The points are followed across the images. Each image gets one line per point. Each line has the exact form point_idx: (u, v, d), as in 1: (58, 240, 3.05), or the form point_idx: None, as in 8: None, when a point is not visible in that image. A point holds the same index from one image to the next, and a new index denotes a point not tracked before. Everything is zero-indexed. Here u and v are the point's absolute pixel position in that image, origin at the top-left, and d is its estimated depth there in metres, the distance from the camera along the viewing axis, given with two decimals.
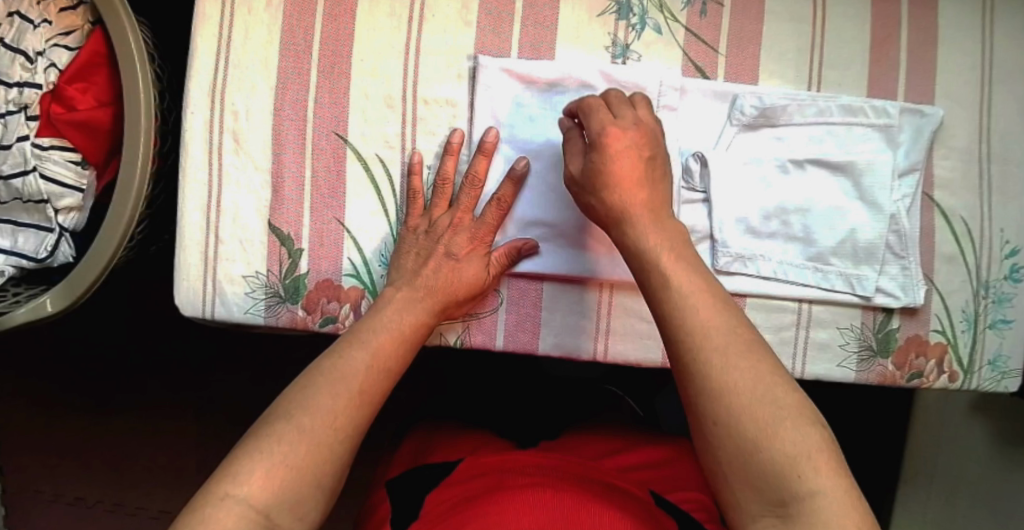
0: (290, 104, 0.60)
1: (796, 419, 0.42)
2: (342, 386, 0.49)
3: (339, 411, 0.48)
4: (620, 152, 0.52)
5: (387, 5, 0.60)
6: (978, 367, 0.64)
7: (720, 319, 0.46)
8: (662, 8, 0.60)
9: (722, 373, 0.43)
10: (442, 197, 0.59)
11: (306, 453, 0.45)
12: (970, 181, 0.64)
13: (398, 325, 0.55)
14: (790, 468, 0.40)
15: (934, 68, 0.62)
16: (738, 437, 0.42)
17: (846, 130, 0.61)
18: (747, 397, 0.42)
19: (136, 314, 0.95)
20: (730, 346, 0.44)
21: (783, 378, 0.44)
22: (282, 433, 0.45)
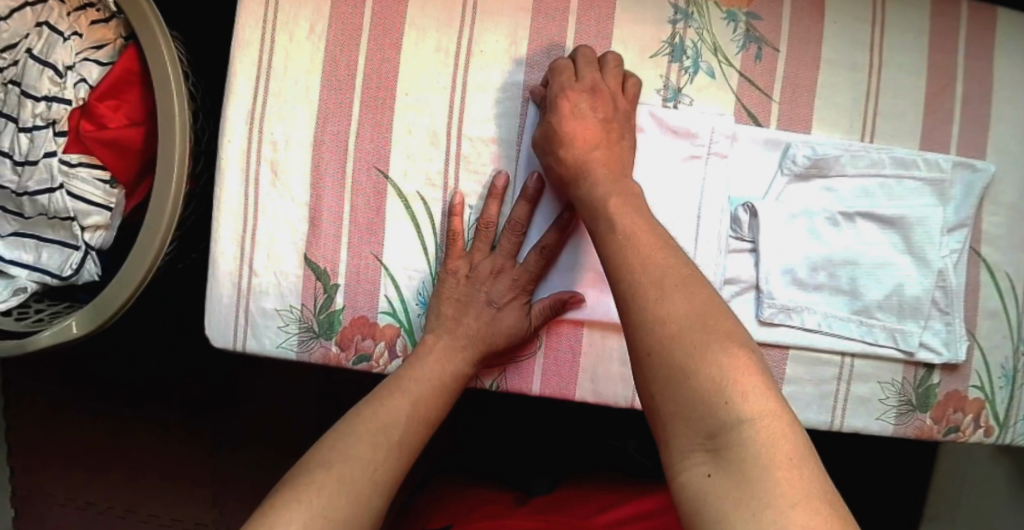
0: (331, 136, 0.59)
1: (725, 342, 0.39)
2: (382, 437, 0.50)
3: (379, 463, 0.48)
4: (575, 110, 0.54)
5: (436, 38, 0.59)
6: (1014, 422, 0.64)
7: (659, 257, 0.44)
8: (717, 52, 0.59)
9: (655, 305, 0.41)
10: (484, 240, 0.59)
11: (346, 502, 0.45)
12: (1017, 237, 0.63)
13: (439, 375, 0.56)
14: (716, 394, 0.37)
15: (987, 123, 0.62)
16: (666, 364, 0.39)
17: (898, 182, 0.59)
18: (677, 325, 0.40)
19: (146, 322, 0.91)
20: (667, 278, 0.42)
21: (716, 305, 0.41)
22: (323, 479, 0.45)
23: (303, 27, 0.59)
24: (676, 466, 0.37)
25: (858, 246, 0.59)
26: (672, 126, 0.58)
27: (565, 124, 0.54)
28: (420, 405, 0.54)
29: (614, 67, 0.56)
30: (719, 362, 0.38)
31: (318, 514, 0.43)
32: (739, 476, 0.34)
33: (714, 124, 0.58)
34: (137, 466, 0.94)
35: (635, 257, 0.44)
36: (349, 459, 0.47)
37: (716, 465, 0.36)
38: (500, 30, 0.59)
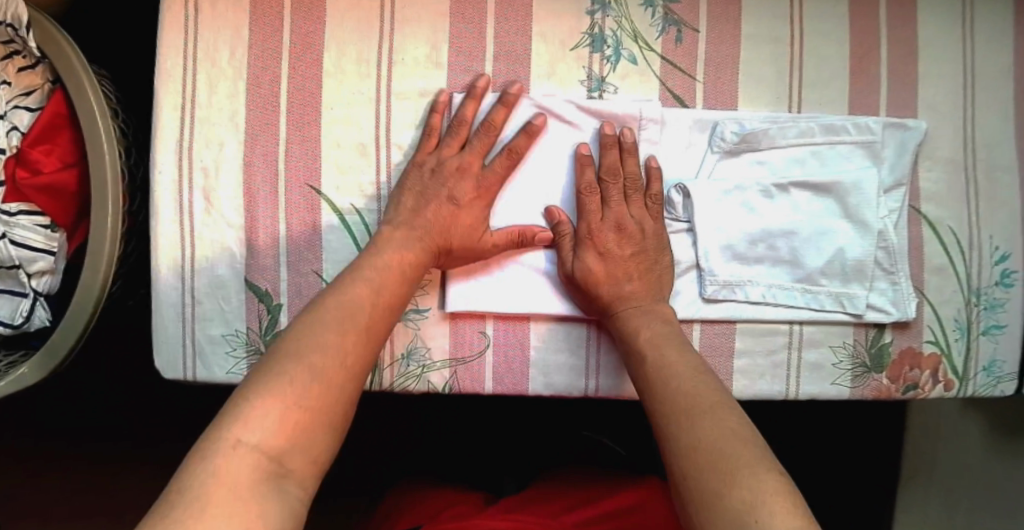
0: (260, 159, 0.59)
1: (757, 469, 0.42)
2: (350, 322, 0.49)
3: (342, 347, 0.48)
4: (605, 251, 0.57)
5: (355, 53, 0.59)
6: (973, 373, 0.64)
7: (698, 387, 0.49)
8: (637, 38, 0.59)
9: (696, 429, 0.46)
10: (456, 137, 0.58)
11: (314, 390, 0.45)
12: (957, 191, 0.63)
13: (400, 262, 0.55)
14: (747, 512, 0.40)
15: (914, 81, 0.62)
16: (702, 486, 0.43)
17: (830, 148, 0.60)
18: (713, 445, 0.44)
19: (105, 364, 0.89)
20: (698, 406, 0.48)
21: (757, 439, 0.45)
22: (292, 367, 0.45)
23: (223, 53, 0.59)
24: None
25: (794, 214, 0.59)
26: (598, 113, 0.58)
27: (599, 266, 0.57)
28: (388, 293, 0.53)
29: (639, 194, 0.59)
30: (751, 484, 0.41)
31: (289, 405, 0.43)
32: None
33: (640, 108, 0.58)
34: (114, 514, 0.91)
35: (678, 386, 0.50)
36: (317, 349, 0.47)
37: None
38: (419, 38, 0.59)
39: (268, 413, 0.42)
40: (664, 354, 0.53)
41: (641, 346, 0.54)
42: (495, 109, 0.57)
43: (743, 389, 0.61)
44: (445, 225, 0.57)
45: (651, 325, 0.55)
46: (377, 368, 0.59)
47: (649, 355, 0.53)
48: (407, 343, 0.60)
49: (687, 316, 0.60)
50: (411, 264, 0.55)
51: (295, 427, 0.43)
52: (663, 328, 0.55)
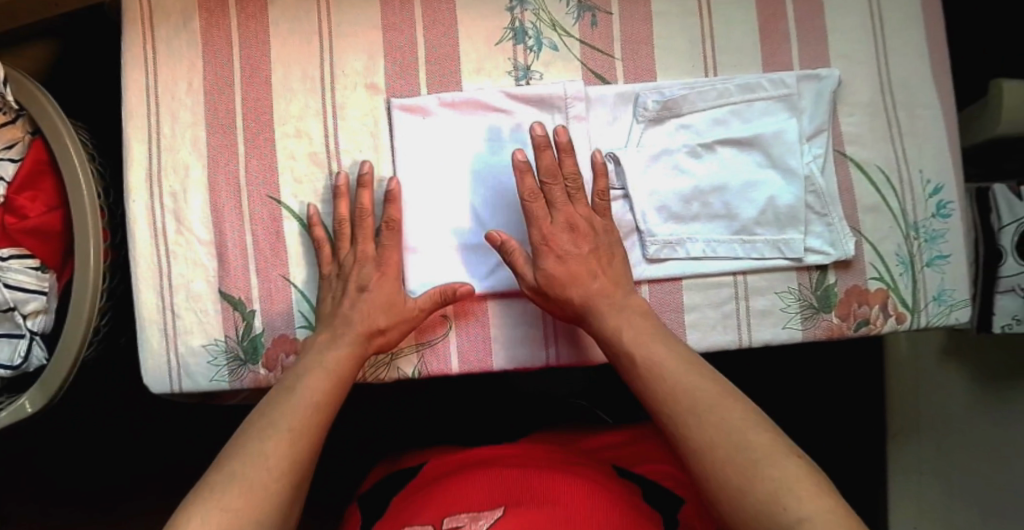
0: (223, 178, 0.65)
1: (762, 465, 0.45)
2: (275, 426, 0.51)
3: (281, 450, 0.49)
4: (561, 253, 0.58)
5: (300, 72, 0.64)
6: (924, 304, 0.66)
7: (670, 351, 0.53)
8: (555, 27, 0.64)
9: (694, 432, 0.48)
10: (342, 235, 0.62)
11: (263, 502, 0.47)
12: (881, 132, 0.66)
13: (324, 364, 0.57)
14: (755, 463, 0.45)
15: (825, 34, 0.66)
16: (712, 447, 0.47)
17: (750, 105, 0.63)
18: (715, 449, 0.47)
19: (107, 397, 0.94)
20: (681, 369, 0.52)
21: (752, 420, 0.48)
22: (239, 480, 0.47)
23: (181, 87, 0.65)
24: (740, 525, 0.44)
25: (721, 170, 0.63)
26: (526, 96, 0.63)
27: (560, 269, 0.58)
28: (322, 394, 0.55)
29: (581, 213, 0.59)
30: (760, 484, 0.44)
31: (225, 509, 0.45)
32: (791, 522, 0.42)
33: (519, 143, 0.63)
34: None
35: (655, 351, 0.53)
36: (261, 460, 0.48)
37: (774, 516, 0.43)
38: (356, 51, 0.64)
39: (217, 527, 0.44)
40: (642, 351, 0.53)
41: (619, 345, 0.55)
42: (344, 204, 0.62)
43: (696, 343, 0.63)
44: (369, 317, 0.59)
45: (621, 320, 0.56)
46: None
47: (629, 351, 0.54)
48: None
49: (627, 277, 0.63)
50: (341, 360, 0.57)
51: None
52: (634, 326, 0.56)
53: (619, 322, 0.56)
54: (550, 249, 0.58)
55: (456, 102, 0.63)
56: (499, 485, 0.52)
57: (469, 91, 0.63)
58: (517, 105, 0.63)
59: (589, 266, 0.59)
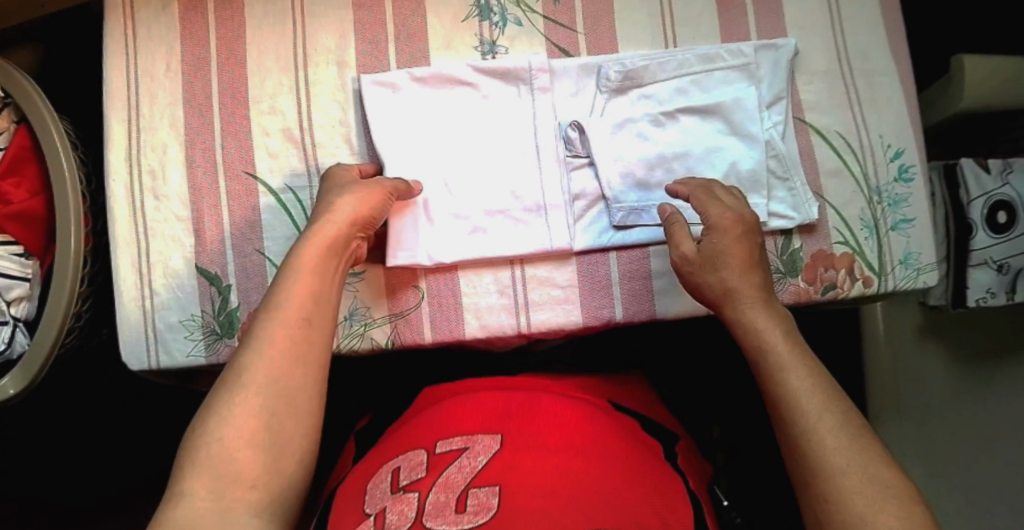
0: (200, 154, 0.66)
1: (889, 502, 0.43)
2: (269, 345, 0.50)
3: (269, 367, 0.49)
4: (740, 233, 0.57)
5: (274, 51, 0.67)
6: (891, 268, 0.67)
7: (789, 337, 0.52)
8: (520, 4, 0.66)
9: (824, 452, 0.46)
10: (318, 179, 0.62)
11: (251, 418, 0.47)
12: (840, 99, 0.68)
13: (307, 256, 0.54)
14: (861, 469, 0.45)
15: (780, 6, 0.68)
16: (820, 442, 0.46)
17: (712, 75, 0.65)
18: (842, 475, 0.45)
19: (93, 394, 0.95)
20: (802, 362, 0.51)
21: (881, 457, 0.45)
22: (222, 402, 0.47)
23: (160, 69, 0.68)
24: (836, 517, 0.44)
25: (683, 138, 0.65)
26: (492, 70, 0.65)
27: (737, 249, 0.57)
28: (308, 298, 0.53)
29: (733, 218, 0.58)
30: (881, 520, 0.42)
31: (230, 445, 0.46)
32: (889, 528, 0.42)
33: (479, 123, 0.65)
34: None
35: (771, 334, 0.53)
36: (245, 376, 0.48)
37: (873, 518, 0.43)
38: (328, 31, 0.66)
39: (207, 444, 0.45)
40: (785, 362, 0.51)
41: (753, 347, 0.53)
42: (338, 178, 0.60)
43: (666, 307, 0.64)
44: (334, 200, 0.57)
45: (759, 318, 0.54)
46: None
47: (766, 356, 0.52)
48: (348, 307, 0.64)
49: (593, 244, 0.64)
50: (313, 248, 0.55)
51: (233, 453, 0.46)
52: (774, 329, 0.53)
53: (757, 326, 0.54)
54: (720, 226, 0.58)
55: (423, 77, 0.65)
56: (494, 413, 0.55)
57: (435, 67, 0.65)
58: (484, 77, 0.65)
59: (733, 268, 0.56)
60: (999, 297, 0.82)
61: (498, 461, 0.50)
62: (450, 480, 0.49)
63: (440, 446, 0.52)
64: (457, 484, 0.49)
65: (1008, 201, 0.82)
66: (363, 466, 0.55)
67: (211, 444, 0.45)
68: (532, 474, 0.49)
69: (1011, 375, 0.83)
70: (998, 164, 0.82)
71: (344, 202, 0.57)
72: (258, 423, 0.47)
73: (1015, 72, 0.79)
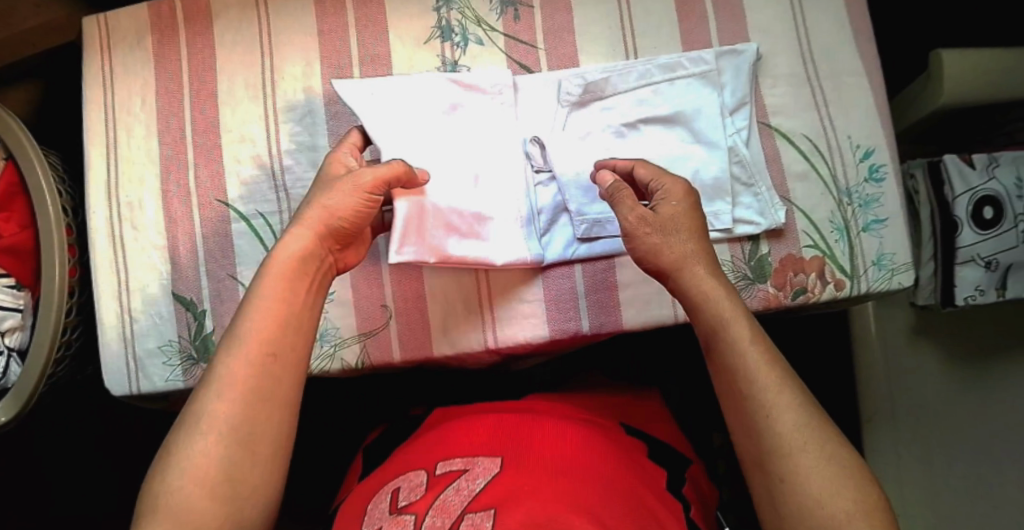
0: (174, 184, 0.69)
1: (847, 484, 0.45)
2: (228, 384, 0.48)
3: (228, 411, 0.47)
4: (694, 203, 0.59)
5: (242, 80, 0.69)
6: (863, 270, 0.66)
7: (743, 314, 0.52)
8: (480, 23, 0.67)
9: (784, 434, 0.47)
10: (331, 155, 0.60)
11: (207, 467, 0.46)
12: (806, 102, 0.67)
13: (285, 266, 0.52)
14: (817, 449, 0.46)
15: (743, 10, 0.67)
16: (779, 423, 0.47)
17: (673, 84, 0.65)
18: (800, 457, 0.46)
19: (97, 416, 0.98)
20: (756, 339, 0.51)
21: (833, 434, 0.47)
22: (177, 449, 0.46)
23: (136, 102, 0.70)
24: (796, 497, 0.45)
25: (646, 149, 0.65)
26: (467, 81, 0.65)
27: (684, 216, 0.57)
28: (273, 323, 0.50)
29: (681, 197, 0.58)
30: (835, 501, 0.45)
31: (196, 494, 0.45)
32: (846, 507, 0.44)
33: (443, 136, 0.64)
34: None
35: (727, 312, 0.52)
36: (198, 423, 0.47)
37: (829, 497, 0.45)
38: (294, 58, 0.68)
39: (163, 495, 0.45)
40: (740, 340, 0.51)
41: (707, 319, 0.53)
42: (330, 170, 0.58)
43: (632, 319, 0.65)
44: (324, 197, 0.55)
45: (715, 291, 0.53)
46: None
47: (720, 329, 0.52)
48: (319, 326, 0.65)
49: (559, 257, 0.65)
50: (285, 256, 0.53)
51: (191, 506, 0.45)
52: (727, 302, 0.53)
53: (714, 301, 0.53)
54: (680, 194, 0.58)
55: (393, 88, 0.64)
56: (495, 434, 0.56)
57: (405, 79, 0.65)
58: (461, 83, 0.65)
59: (686, 245, 0.56)
60: (989, 295, 0.80)
61: (497, 482, 0.50)
62: (447, 503, 0.49)
63: (440, 467, 0.53)
64: (454, 507, 0.49)
65: (994, 196, 0.80)
66: (367, 492, 0.56)
67: (170, 494, 0.45)
68: (530, 494, 0.49)
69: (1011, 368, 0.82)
70: (983, 158, 0.80)
71: (332, 199, 0.55)
72: (215, 472, 0.46)
73: (1000, 64, 0.76)
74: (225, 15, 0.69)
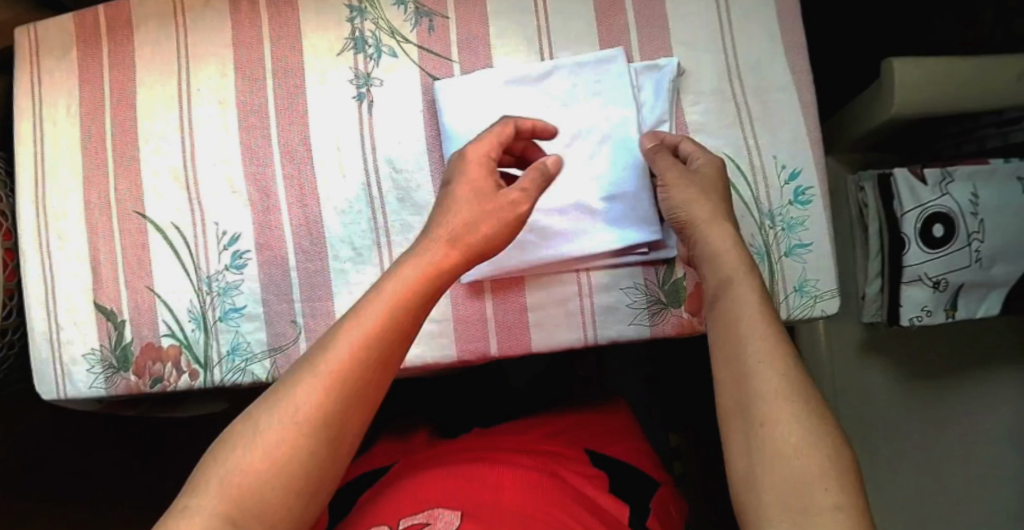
0: (97, 196, 0.69)
1: (828, 439, 0.43)
2: (321, 368, 0.48)
3: (319, 400, 0.47)
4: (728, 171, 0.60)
5: (160, 92, 0.68)
6: (784, 296, 0.64)
7: (754, 275, 0.52)
8: (393, 34, 0.65)
9: (772, 379, 0.46)
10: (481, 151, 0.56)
11: (285, 453, 0.45)
12: (730, 119, 0.64)
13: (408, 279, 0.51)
14: (805, 402, 0.45)
15: (667, 22, 0.65)
16: (771, 369, 0.46)
17: (592, 95, 0.63)
18: (786, 403, 0.45)
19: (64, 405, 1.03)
20: (761, 294, 0.51)
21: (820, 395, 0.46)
22: (263, 427, 0.46)
23: (62, 113, 0.71)
24: (777, 444, 0.44)
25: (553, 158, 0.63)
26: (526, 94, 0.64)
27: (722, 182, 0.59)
28: (384, 322, 0.50)
29: (714, 165, 0.59)
30: (812, 454, 0.43)
31: (250, 472, 0.45)
32: (825, 459, 0.43)
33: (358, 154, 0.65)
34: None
35: (737, 270, 0.53)
36: (286, 406, 0.46)
37: (811, 446, 0.43)
38: (210, 70, 0.67)
39: (220, 474, 0.45)
40: (744, 294, 0.51)
41: (720, 273, 0.53)
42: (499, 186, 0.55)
43: (541, 340, 0.64)
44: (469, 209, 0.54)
45: (731, 251, 0.54)
46: (208, 365, 0.66)
47: (730, 281, 0.52)
48: (231, 340, 0.66)
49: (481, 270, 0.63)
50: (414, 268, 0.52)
51: (258, 489, 0.45)
52: (742, 262, 0.53)
53: (729, 258, 0.53)
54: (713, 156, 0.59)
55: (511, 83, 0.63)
56: (454, 490, 0.59)
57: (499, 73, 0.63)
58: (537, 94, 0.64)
59: (715, 210, 0.56)
60: (937, 315, 0.78)
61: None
62: None
63: (402, 524, 0.56)
64: None
65: (945, 213, 0.76)
66: None
67: (237, 472, 0.45)
68: None
69: (962, 393, 0.86)
70: (937, 174, 0.76)
71: (472, 219, 0.54)
72: (288, 456, 0.45)
73: (956, 74, 0.72)
74: (145, 25, 0.69)
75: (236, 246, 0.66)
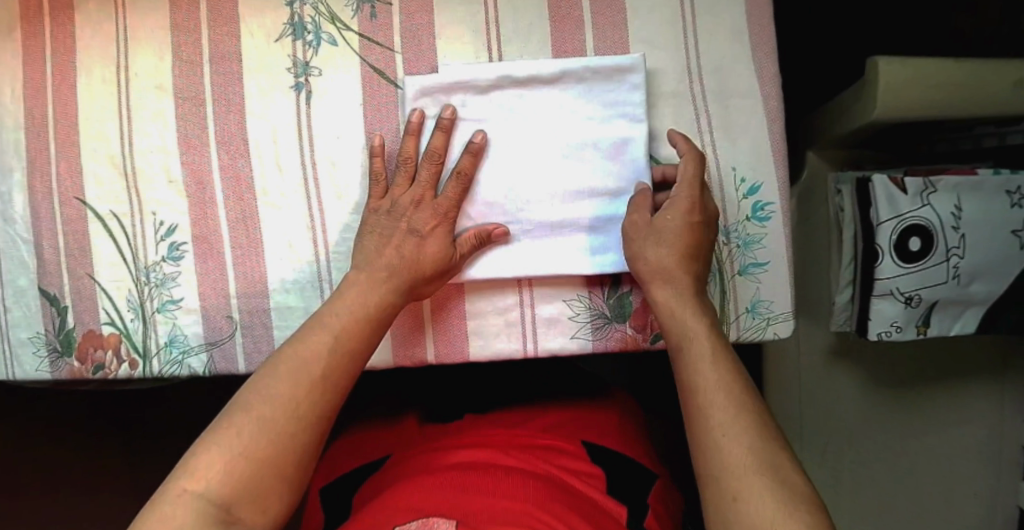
0: (39, 179, 0.67)
1: (801, 505, 0.44)
2: (302, 375, 0.53)
3: (303, 400, 0.52)
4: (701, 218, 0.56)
5: (98, 75, 0.66)
6: (735, 316, 0.61)
7: (707, 334, 0.53)
8: (334, 20, 0.62)
9: (738, 450, 0.47)
10: (404, 173, 0.59)
11: (281, 453, 0.50)
12: (686, 126, 0.61)
13: (364, 305, 0.57)
14: (775, 472, 0.46)
15: (624, 17, 0.60)
16: (737, 439, 0.47)
17: (580, 100, 0.60)
18: (755, 473, 0.46)
19: None
20: (716, 356, 0.52)
21: (790, 459, 0.47)
22: (254, 424, 0.50)
23: (4, 90, 0.67)
24: (751, 515, 0.44)
25: (541, 163, 0.60)
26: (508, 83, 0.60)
27: (686, 231, 0.56)
28: (353, 336, 0.56)
29: (684, 213, 0.56)
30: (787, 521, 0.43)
31: (239, 458, 0.49)
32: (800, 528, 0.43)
33: (298, 148, 0.63)
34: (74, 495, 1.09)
35: (689, 332, 0.53)
36: (271, 407, 0.51)
37: (784, 516, 0.43)
38: (148, 54, 0.65)
39: (219, 466, 0.48)
40: (699, 358, 0.52)
41: (675, 335, 0.54)
42: (459, 241, 0.59)
43: (480, 349, 0.63)
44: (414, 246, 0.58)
45: (682, 310, 0.54)
46: (147, 355, 0.66)
47: (684, 344, 0.53)
48: (168, 332, 0.65)
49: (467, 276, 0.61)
50: (376, 304, 0.57)
51: (260, 477, 0.49)
52: (695, 320, 0.54)
53: (682, 322, 0.54)
54: (691, 201, 0.56)
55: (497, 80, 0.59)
56: (447, 495, 0.57)
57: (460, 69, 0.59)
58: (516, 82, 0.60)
59: (665, 260, 0.55)
60: (907, 331, 0.75)
61: None
62: None
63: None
64: None
65: (924, 226, 0.72)
66: None
67: (240, 462, 0.49)
68: None
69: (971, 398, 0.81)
70: (919, 183, 0.71)
71: (421, 246, 0.58)
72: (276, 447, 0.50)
73: (951, 79, 0.66)
74: (86, 3, 0.66)
75: (173, 238, 0.65)
